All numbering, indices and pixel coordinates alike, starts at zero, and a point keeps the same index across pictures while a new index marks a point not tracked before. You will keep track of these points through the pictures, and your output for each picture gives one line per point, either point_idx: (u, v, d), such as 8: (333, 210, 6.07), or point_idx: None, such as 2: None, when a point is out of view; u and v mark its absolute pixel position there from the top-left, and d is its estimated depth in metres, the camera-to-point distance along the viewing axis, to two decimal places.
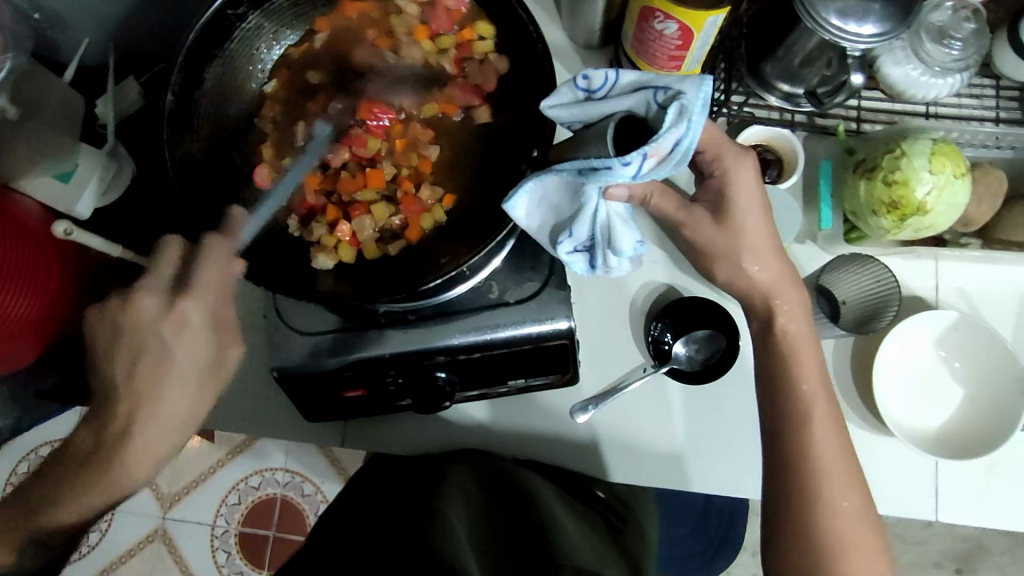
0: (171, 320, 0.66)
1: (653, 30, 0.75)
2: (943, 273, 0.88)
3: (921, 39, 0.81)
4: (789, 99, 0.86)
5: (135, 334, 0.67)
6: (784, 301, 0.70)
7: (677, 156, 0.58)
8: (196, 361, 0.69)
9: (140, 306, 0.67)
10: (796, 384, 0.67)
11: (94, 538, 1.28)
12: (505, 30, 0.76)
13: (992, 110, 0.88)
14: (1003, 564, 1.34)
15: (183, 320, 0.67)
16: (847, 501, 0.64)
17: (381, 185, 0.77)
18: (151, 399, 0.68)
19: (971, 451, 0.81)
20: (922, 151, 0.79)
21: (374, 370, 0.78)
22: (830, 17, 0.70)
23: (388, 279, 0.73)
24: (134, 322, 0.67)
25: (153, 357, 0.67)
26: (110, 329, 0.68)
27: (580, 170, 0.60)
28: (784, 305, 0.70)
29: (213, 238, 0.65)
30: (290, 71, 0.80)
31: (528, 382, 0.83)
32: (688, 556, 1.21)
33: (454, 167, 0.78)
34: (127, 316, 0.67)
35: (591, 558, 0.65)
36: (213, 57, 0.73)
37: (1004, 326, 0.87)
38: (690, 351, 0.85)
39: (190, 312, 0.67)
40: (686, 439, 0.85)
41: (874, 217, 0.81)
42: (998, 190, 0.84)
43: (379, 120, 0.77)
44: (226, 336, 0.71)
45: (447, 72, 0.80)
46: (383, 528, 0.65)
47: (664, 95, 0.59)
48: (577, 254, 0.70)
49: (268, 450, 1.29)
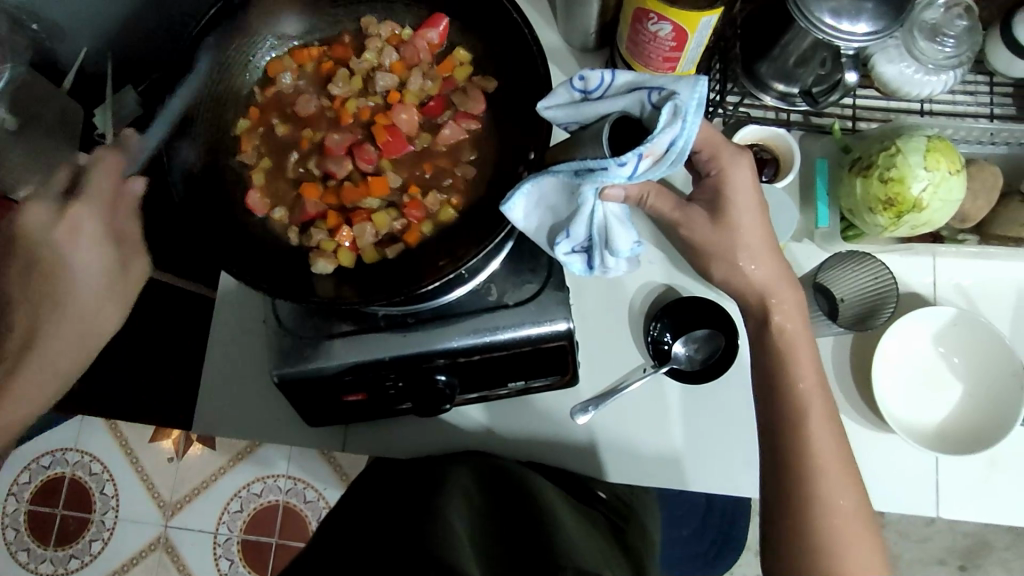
0: (66, 224, 0.71)
1: (648, 31, 0.75)
2: (940, 269, 0.88)
3: (915, 37, 0.82)
4: (785, 98, 0.86)
5: (33, 240, 0.72)
6: (781, 299, 0.70)
7: (672, 156, 0.59)
8: (97, 268, 0.73)
9: (32, 215, 0.72)
10: (794, 382, 0.67)
11: (96, 547, 1.28)
12: (500, 33, 0.77)
13: (986, 107, 0.89)
14: (1008, 560, 1.34)
15: (77, 225, 0.71)
16: (847, 498, 0.64)
17: (383, 192, 0.77)
18: (50, 303, 0.73)
19: (971, 446, 0.82)
20: (917, 148, 0.79)
21: (375, 374, 0.78)
22: (824, 17, 0.70)
23: (387, 281, 0.72)
24: (30, 230, 0.72)
25: (50, 264, 0.72)
26: (15, 241, 0.73)
27: (576, 171, 0.60)
28: (780, 304, 0.70)
29: (107, 152, 0.71)
30: (275, 92, 0.80)
31: (528, 383, 0.83)
32: (693, 556, 1.21)
33: (456, 176, 0.78)
34: (21, 224, 0.72)
35: (594, 559, 0.65)
36: (212, 62, 0.75)
37: (1002, 321, 0.87)
38: (689, 350, 0.86)
39: (85, 218, 0.71)
40: (687, 438, 0.85)
41: (870, 214, 0.82)
42: (993, 186, 0.84)
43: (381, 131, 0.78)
44: (130, 248, 0.76)
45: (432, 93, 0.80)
46: (384, 531, 0.66)
47: (658, 95, 0.60)
48: (575, 255, 0.70)
49: (272, 458, 1.29)
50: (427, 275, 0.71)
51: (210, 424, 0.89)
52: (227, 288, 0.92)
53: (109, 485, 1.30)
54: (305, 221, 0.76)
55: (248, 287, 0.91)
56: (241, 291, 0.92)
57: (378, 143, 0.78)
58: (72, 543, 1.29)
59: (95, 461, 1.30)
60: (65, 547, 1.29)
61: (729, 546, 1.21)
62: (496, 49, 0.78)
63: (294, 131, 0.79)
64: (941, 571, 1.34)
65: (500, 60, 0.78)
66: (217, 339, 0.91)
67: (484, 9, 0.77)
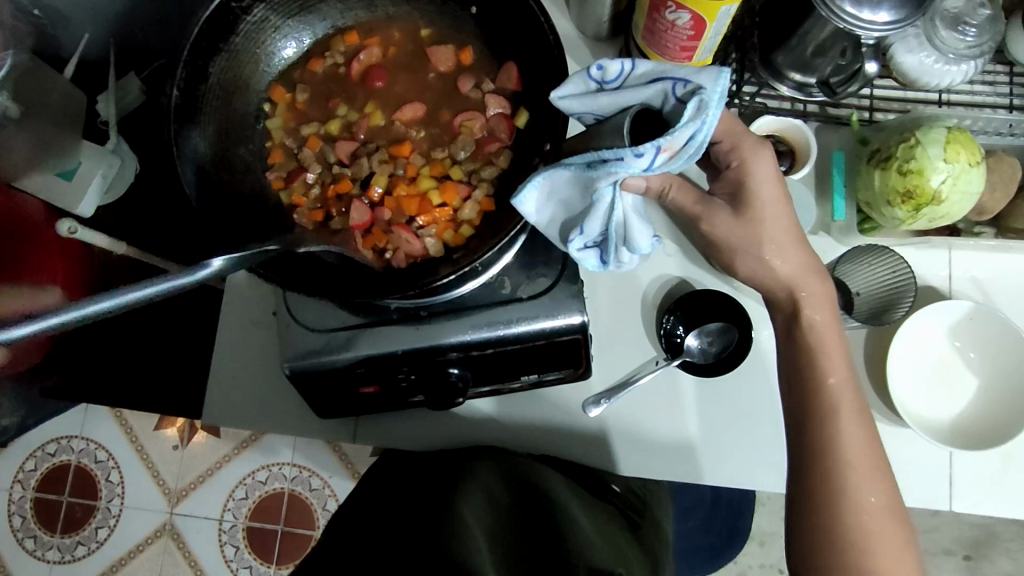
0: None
1: (665, 20, 0.74)
2: (956, 262, 0.87)
3: (936, 26, 0.80)
4: (801, 89, 0.85)
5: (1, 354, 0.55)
6: (819, 292, 0.68)
7: (690, 150, 0.58)
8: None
9: None
10: (822, 377, 0.66)
11: (103, 534, 1.28)
12: (514, 20, 0.73)
13: (1006, 97, 0.87)
14: (1013, 550, 1.35)
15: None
16: (873, 495, 0.64)
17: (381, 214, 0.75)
18: None
19: (989, 441, 0.81)
20: (937, 139, 0.78)
21: (387, 367, 0.77)
22: (845, 5, 0.69)
23: (396, 274, 0.70)
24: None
25: None
26: None
27: (589, 163, 0.59)
28: (825, 296, 0.68)
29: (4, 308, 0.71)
30: (313, 78, 0.80)
31: (541, 377, 0.83)
32: (696, 549, 1.20)
33: (456, 208, 0.74)
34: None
35: (608, 556, 0.64)
36: (218, 51, 0.70)
37: (1019, 315, 0.87)
38: (703, 344, 0.85)
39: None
40: (699, 433, 0.85)
41: (889, 207, 0.80)
42: (1012, 178, 0.83)
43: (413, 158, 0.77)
44: None
45: (460, 123, 0.78)
46: (398, 527, 0.64)
47: (683, 88, 0.58)
48: (588, 250, 0.68)
49: (277, 445, 1.28)
50: (441, 269, 0.69)
51: (220, 415, 0.89)
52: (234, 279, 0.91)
53: (115, 473, 1.29)
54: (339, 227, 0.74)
55: (256, 280, 0.90)
56: (249, 281, 0.90)
57: (377, 167, 0.77)
58: (78, 530, 1.29)
59: (101, 449, 1.30)
60: (72, 535, 1.29)
61: (735, 534, 1.21)
62: (512, 36, 0.75)
63: (317, 131, 0.79)
64: (946, 561, 1.35)
65: (516, 54, 0.76)
66: (225, 331, 0.90)
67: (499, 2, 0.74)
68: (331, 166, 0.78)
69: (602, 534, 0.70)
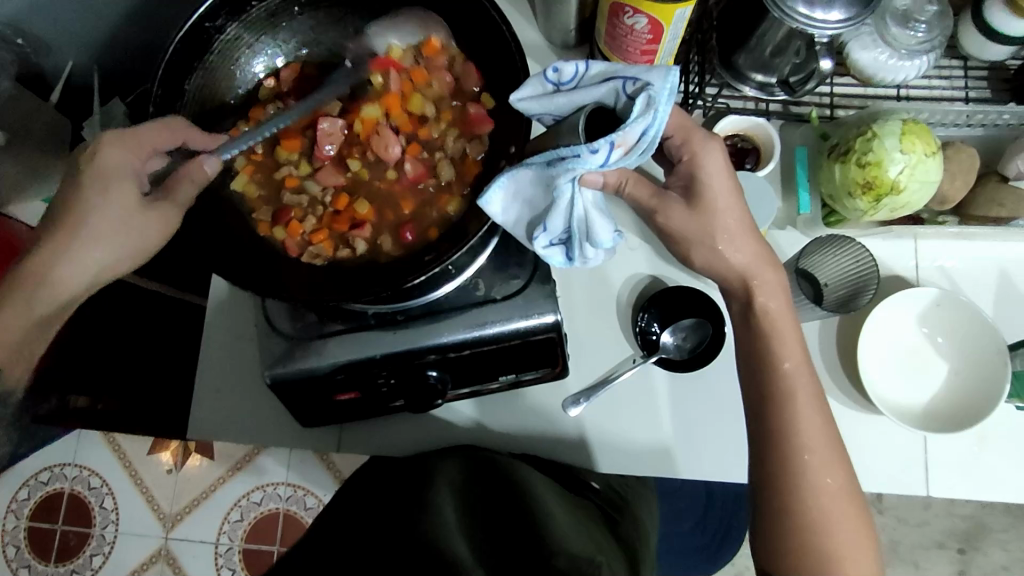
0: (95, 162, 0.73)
1: (624, 25, 0.77)
2: (921, 251, 0.90)
3: (887, 23, 0.83)
4: (764, 88, 0.88)
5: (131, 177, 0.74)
6: (772, 279, 0.70)
7: (643, 145, 0.60)
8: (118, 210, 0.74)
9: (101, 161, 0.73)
10: (779, 364, 0.68)
11: (98, 561, 1.28)
12: (479, 31, 0.76)
13: (962, 91, 0.90)
14: (1006, 541, 1.35)
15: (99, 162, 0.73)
16: (830, 476, 0.65)
17: (383, 221, 0.78)
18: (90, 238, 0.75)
19: (962, 424, 0.82)
20: (893, 132, 0.80)
21: (365, 372, 0.79)
22: (797, 6, 0.71)
23: (358, 279, 0.71)
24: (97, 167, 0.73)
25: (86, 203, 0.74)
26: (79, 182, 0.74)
27: (549, 161, 0.62)
28: (781, 285, 0.70)
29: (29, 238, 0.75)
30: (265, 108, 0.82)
31: (518, 377, 0.85)
32: (691, 549, 1.20)
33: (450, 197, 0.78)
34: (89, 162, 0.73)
35: (578, 541, 0.65)
36: (194, 69, 0.73)
37: (985, 301, 0.88)
38: (679, 340, 0.87)
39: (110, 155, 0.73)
40: (674, 429, 0.86)
41: (851, 199, 0.83)
42: (970, 167, 0.85)
43: (392, 151, 0.79)
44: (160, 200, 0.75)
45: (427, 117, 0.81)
46: (373, 522, 0.65)
47: (633, 86, 0.61)
48: (553, 248, 0.70)
49: (268, 466, 1.29)
50: (412, 270, 0.70)
51: (206, 430, 0.90)
52: (218, 294, 0.93)
53: (109, 499, 1.29)
54: (343, 242, 0.77)
55: (239, 292, 0.92)
56: (233, 294, 0.92)
57: (363, 181, 0.80)
58: (72, 558, 1.29)
59: (93, 474, 1.29)
60: (66, 563, 1.29)
61: (731, 536, 1.19)
62: (475, 43, 0.78)
63: (292, 168, 0.80)
64: (940, 554, 1.35)
65: (478, 53, 0.78)
66: (210, 345, 0.91)
67: (462, 10, 0.77)
68: (321, 196, 0.79)
69: (576, 524, 0.71)
